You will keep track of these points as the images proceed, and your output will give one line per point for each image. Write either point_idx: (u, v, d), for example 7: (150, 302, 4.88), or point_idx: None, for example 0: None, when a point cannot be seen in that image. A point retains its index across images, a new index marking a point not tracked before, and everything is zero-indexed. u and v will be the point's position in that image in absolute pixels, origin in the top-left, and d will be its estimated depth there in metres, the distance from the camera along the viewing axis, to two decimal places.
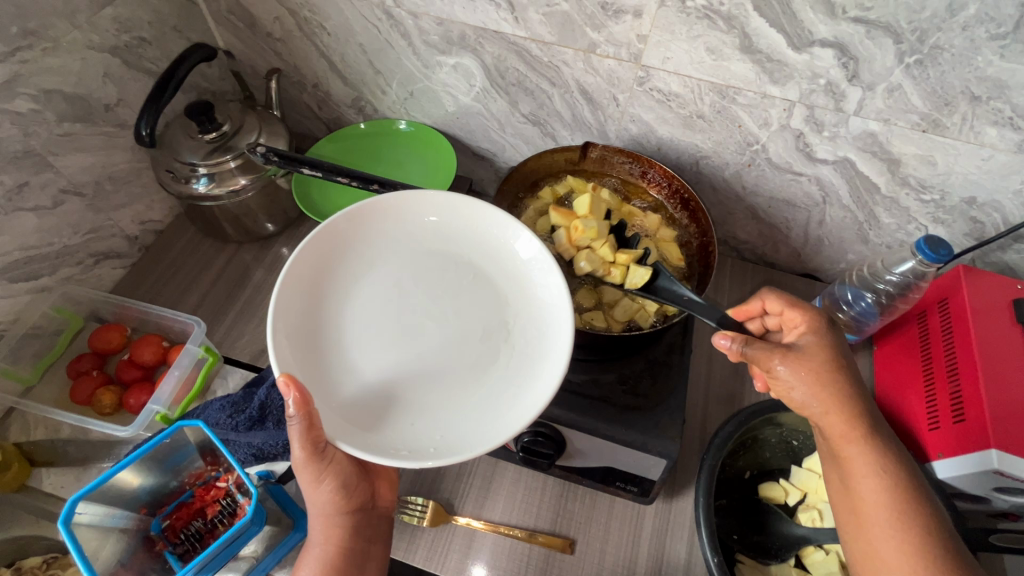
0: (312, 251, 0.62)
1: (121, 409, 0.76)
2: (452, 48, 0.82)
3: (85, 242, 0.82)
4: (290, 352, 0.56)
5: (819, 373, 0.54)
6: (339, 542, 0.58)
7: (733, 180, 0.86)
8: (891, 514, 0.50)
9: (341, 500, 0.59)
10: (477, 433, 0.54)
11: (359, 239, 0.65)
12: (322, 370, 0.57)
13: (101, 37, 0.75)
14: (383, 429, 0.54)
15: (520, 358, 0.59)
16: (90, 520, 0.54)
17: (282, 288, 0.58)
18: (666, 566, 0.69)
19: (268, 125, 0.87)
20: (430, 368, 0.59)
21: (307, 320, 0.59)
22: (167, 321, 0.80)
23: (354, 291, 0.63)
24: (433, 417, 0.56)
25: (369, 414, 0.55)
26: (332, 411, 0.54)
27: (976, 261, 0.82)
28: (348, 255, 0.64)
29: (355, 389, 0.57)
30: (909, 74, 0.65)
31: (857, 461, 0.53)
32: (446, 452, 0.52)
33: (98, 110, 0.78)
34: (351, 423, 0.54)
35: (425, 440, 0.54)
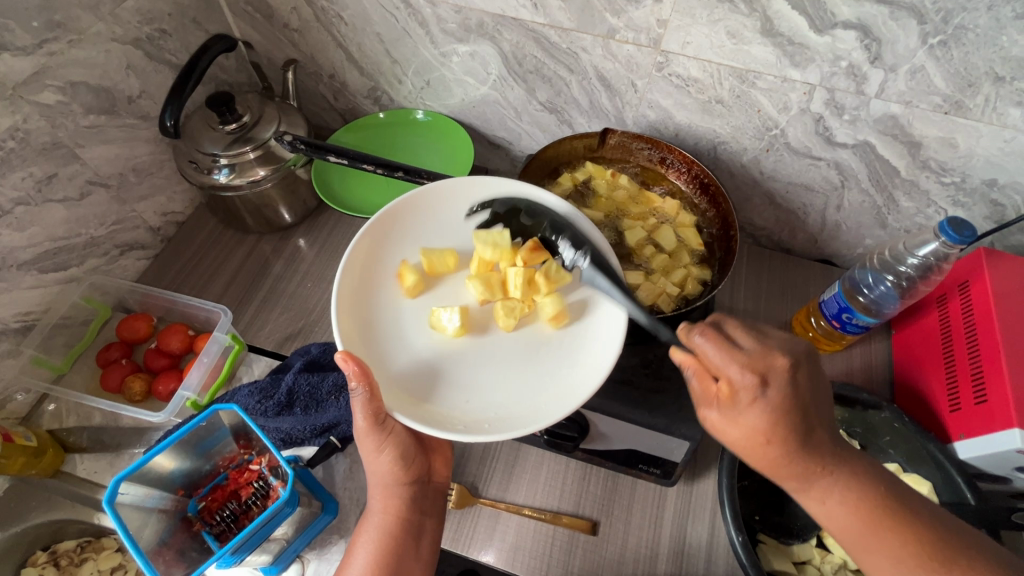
0: (372, 233, 0.65)
1: (150, 397, 0.77)
2: (469, 35, 0.83)
3: (111, 233, 0.83)
4: (351, 328, 0.59)
5: (761, 440, 0.51)
6: (397, 512, 0.59)
7: (751, 166, 0.86)
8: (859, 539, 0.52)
9: (400, 471, 0.60)
10: (530, 411, 0.57)
11: (415, 219, 0.68)
12: (381, 346, 0.60)
13: (124, 29, 0.75)
14: (440, 404, 0.57)
15: (571, 336, 0.61)
16: (131, 501, 0.56)
17: (343, 268, 0.62)
18: (688, 546, 0.70)
19: (286, 116, 0.88)
20: (482, 346, 0.61)
21: (365, 298, 0.62)
22: (193, 310, 0.82)
23: (409, 272, 0.65)
24: (487, 393, 0.58)
25: (426, 389, 0.58)
26: (391, 385, 0.57)
27: (995, 244, 0.82)
28: (402, 237, 0.67)
29: (412, 364, 0.59)
30: (933, 55, 0.64)
31: (812, 507, 0.54)
32: (500, 429, 0.55)
33: (122, 102, 0.79)
34: (410, 397, 0.57)
35: (480, 415, 0.56)
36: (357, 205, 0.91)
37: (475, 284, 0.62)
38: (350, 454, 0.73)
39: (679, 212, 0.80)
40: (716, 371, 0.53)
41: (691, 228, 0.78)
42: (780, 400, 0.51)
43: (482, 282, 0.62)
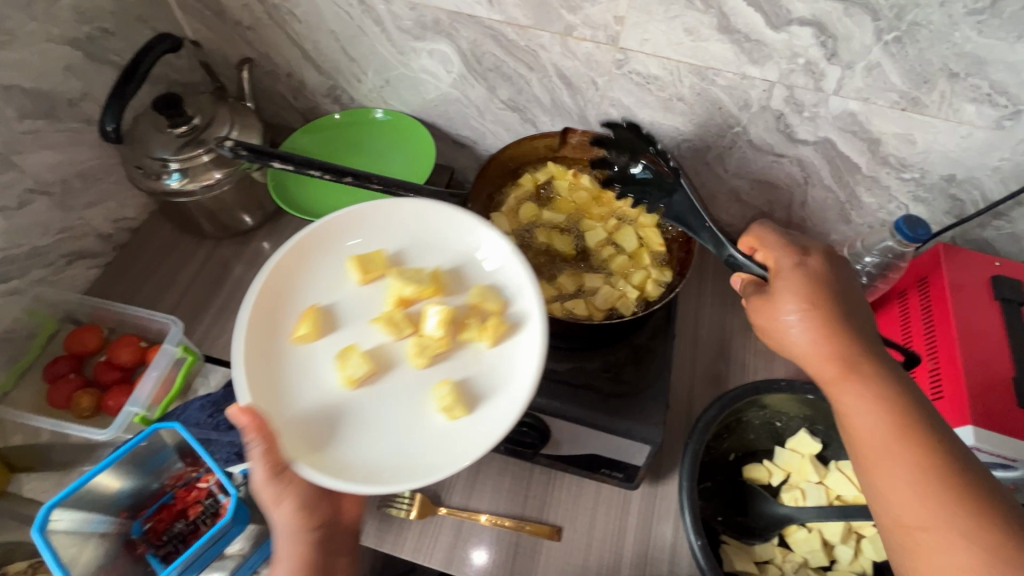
0: (285, 263, 0.63)
1: (101, 412, 0.75)
2: (426, 33, 0.80)
3: (56, 241, 0.80)
4: (256, 368, 0.57)
5: (814, 306, 0.53)
6: (307, 560, 0.56)
7: (715, 163, 0.85)
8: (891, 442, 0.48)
9: (306, 516, 0.56)
10: (440, 455, 0.55)
11: (334, 244, 0.66)
12: (288, 386, 0.58)
13: (61, 29, 0.72)
14: (343, 448, 0.55)
15: (487, 373, 0.59)
16: (65, 527, 0.55)
17: (250, 304, 0.60)
18: (652, 549, 0.70)
19: (240, 117, 0.85)
20: (394, 384, 0.59)
21: (274, 334, 0.60)
22: (145, 321, 0.79)
23: (322, 303, 0.63)
24: (394, 436, 0.56)
25: (331, 432, 0.55)
26: (293, 430, 0.55)
27: (956, 239, 0.82)
28: (318, 266, 0.65)
29: (321, 403, 0.57)
30: (888, 52, 0.64)
31: (850, 398, 0.51)
32: (407, 478, 0.53)
33: (62, 105, 0.75)
34: (312, 443, 0.55)
35: (384, 462, 0.54)
36: (315, 209, 0.88)
37: (385, 322, 0.60)
38: None
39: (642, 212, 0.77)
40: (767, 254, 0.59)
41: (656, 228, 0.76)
42: (827, 276, 0.55)
43: (391, 320, 0.60)
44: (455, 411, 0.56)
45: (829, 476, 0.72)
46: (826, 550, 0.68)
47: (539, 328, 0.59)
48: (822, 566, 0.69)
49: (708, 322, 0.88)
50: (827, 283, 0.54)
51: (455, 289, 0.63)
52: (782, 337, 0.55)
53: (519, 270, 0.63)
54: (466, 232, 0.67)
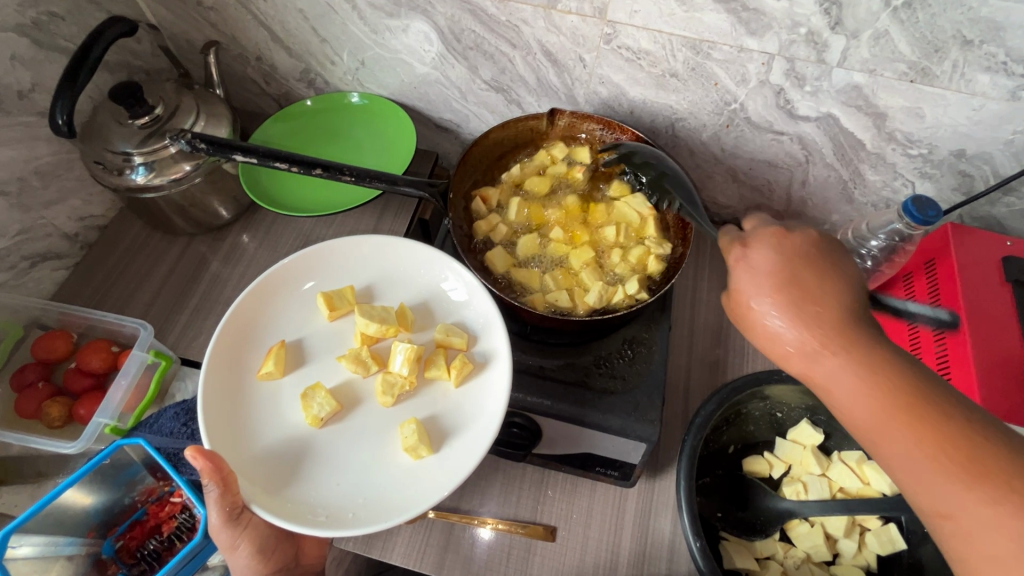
0: (253, 299, 0.63)
1: (72, 422, 0.71)
2: (400, 10, 0.75)
3: (16, 243, 0.76)
4: (218, 409, 0.56)
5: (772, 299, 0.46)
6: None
7: (711, 142, 0.80)
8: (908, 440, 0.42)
9: (259, 563, 0.57)
10: (402, 492, 0.54)
11: (301, 281, 0.66)
12: (252, 425, 0.57)
13: (2, 15, 0.67)
14: (307, 489, 0.54)
15: (452, 411, 0.59)
16: (26, 553, 0.54)
17: (215, 341, 0.59)
18: (650, 547, 0.68)
19: (207, 105, 0.80)
20: (360, 421, 0.58)
21: (237, 372, 0.59)
22: (115, 325, 0.75)
23: (289, 340, 0.63)
24: (356, 475, 0.55)
25: (294, 473, 0.55)
26: (254, 471, 0.54)
27: (963, 217, 0.78)
28: (285, 302, 0.65)
29: (282, 441, 0.56)
30: (897, 19, 0.59)
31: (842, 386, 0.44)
32: (366, 519, 0.52)
33: (11, 98, 0.70)
34: (271, 485, 0.53)
35: (347, 502, 0.53)
36: (294, 202, 0.84)
37: (351, 360, 0.60)
38: None
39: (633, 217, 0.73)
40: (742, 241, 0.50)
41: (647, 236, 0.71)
42: (776, 255, 0.47)
43: (357, 358, 0.60)
44: (418, 450, 0.55)
45: (832, 467, 0.70)
46: (828, 544, 0.66)
47: (505, 365, 0.59)
48: (825, 560, 0.67)
49: (705, 309, 0.85)
50: (780, 267, 0.47)
51: (421, 328, 0.64)
52: (755, 332, 0.47)
53: (484, 306, 0.64)
54: (432, 269, 0.67)
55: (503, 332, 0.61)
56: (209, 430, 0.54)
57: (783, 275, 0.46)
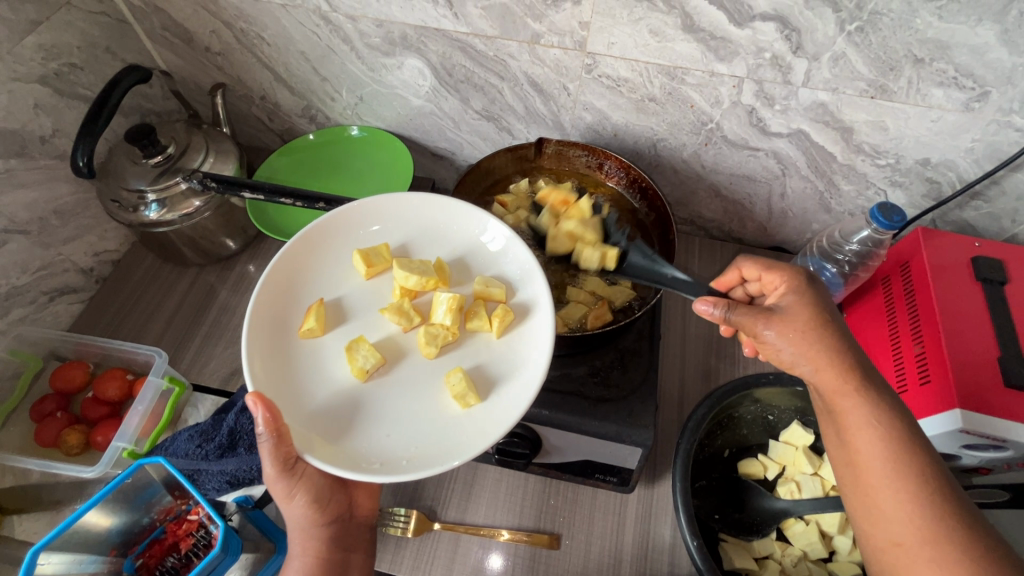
0: (289, 261, 0.63)
1: (89, 449, 0.74)
2: (395, 49, 0.80)
3: (36, 279, 0.79)
4: (264, 365, 0.57)
5: (805, 331, 0.52)
6: (317, 552, 0.59)
7: (692, 160, 0.85)
8: (887, 467, 0.48)
9: (316, 513, 0.59)
10: (452, 439, 0.55)
11: (335, 243, 0.66)
12: (298, 383, 0.58)
13: (27, 67, 0.72)
14: (359, 440, 0.55)
15: (496, 360, 0.60)
16: (54, 569, 0.57)
17: (257, 299, 0.60)
18: (652, 550, 0.70)
19: (215, 143, 0.85)
20: (405, 374, 0.59)
21: (280, 330, 0.60)
22: (130, 353, 0.79)
23: (328, 299, 0.63)
24: (404, 426, 0.56)
25: (346, 425, 0.55)
26: (304, 424, 0.55)
27: (936, 221, 0.83)
28: (322, 263, 0.65)
29: (329, 397, 0.57)
30: (852, 42, 0.64)
31: (853, 418, 0.50)
32: (420, 465, 0.53)
33: (34, 143, 0.75)
34: (324, 434, 0.54)
35: (400, 451, 0.54)
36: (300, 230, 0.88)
37: (394, 312, 0.61)
38: None
39: (607, 287, 0.73)
40: (758, 276, 0.60)
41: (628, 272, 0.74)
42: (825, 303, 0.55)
43: (400, 310, 0.61)
44: (466, 398, 0.56)
45: (824, 466, 0.71)
46: (824, 542, 0.68)
47: (547, 311, 0.61)
48: (822, 558, 0.68)
49: (696, 317, 0.88)
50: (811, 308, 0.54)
51: (459, 282, 0.65)
52: (762, 348, 0.55)
53: (521, 257, 0.65)
54: (469, 225, 0.69)
55: (542, 280, 0.63)
56: (258, 383, 0.55)
57: (820, 315, 0.53)
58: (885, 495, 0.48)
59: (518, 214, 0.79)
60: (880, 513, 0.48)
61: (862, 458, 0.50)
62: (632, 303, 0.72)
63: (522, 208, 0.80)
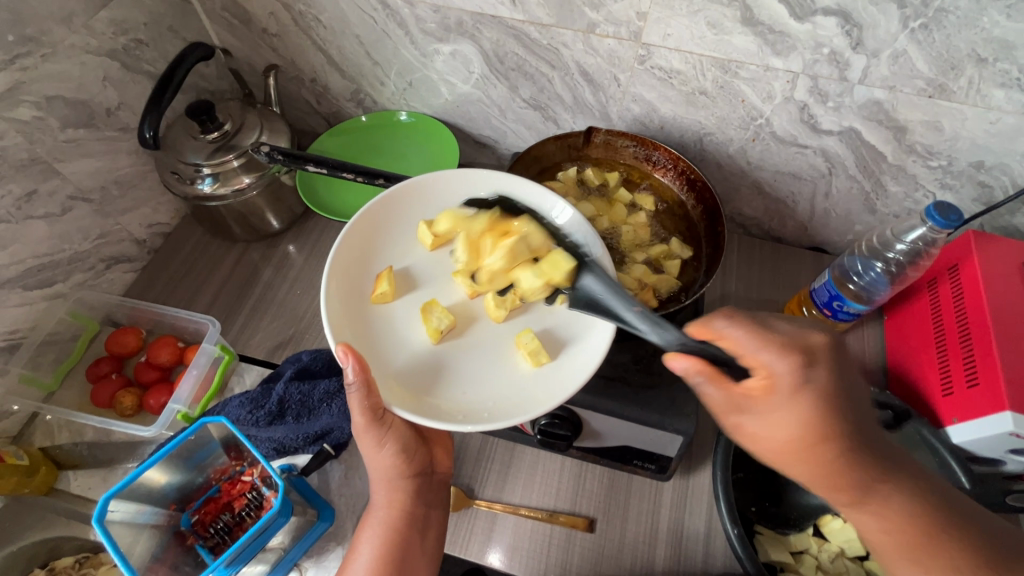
0: (357, 232, 0.65)
1: (142, 411, 0.77)
2: (449, 35, 0.82)
3: (96, 246, 0.82)
4: (342, 327, 0.59)
5: (797, 443, 0.48)
6: (403, 503, 0.60)
7: (738, 156, 0.85)
8: (907, 569, 0.48)
9: (403, 464, 0.60)
10: (527, 393, 0.57)
11: (398, 214, 0.67)
12: (377, 343, 0.59)
13: (99, 41, 0.75)
14: (438, 395, 0.57)
15: (562, 324, 0.61)
16: (120, 518, 0.59)
17: (330, 267, 0.61)
18: (685, 539, 0.70)
19: (269, 123, 0.87)
20: (475, 337, 0.61)
21: (352, 295, 0.62)
22: (182, 321, 0.81)
23: (396, 268, 0.65)
24: (479, 382, 0.58)
25: (424, 381, 0.58)
26: (385, 380, 0.57)
27: (985, 226, 0.82)
28: (388, 233, 0.66)
29: (405, 357, 0.59)
30: (914, 39, 0.64)
31: (861, 519, 0.50)
32: (500, 416, 0.55)
33: (101, 114, 0.78)
34: (405, 390, 0.57)
35: (478, 405, 0.56)
36: (345, 211, 0.90)
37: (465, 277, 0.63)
38: (344, 460, 0.74)
39: (654, 275, 0.73)
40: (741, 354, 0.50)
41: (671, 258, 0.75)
42: (831, 398, 0.48)
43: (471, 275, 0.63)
44: (539, 356, 0.58)
45: None
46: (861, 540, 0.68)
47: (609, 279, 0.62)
48: (858, 555, 0.68)
49: None
50: (808, 417, 0.47)
51: None
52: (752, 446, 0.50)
53: None
54: None
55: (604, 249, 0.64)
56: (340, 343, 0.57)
57: (817, 425, 0.47)
58: None
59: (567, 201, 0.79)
60: None
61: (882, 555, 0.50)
62: (677, 290, 0.72)
63: (569, 194, 0.80)
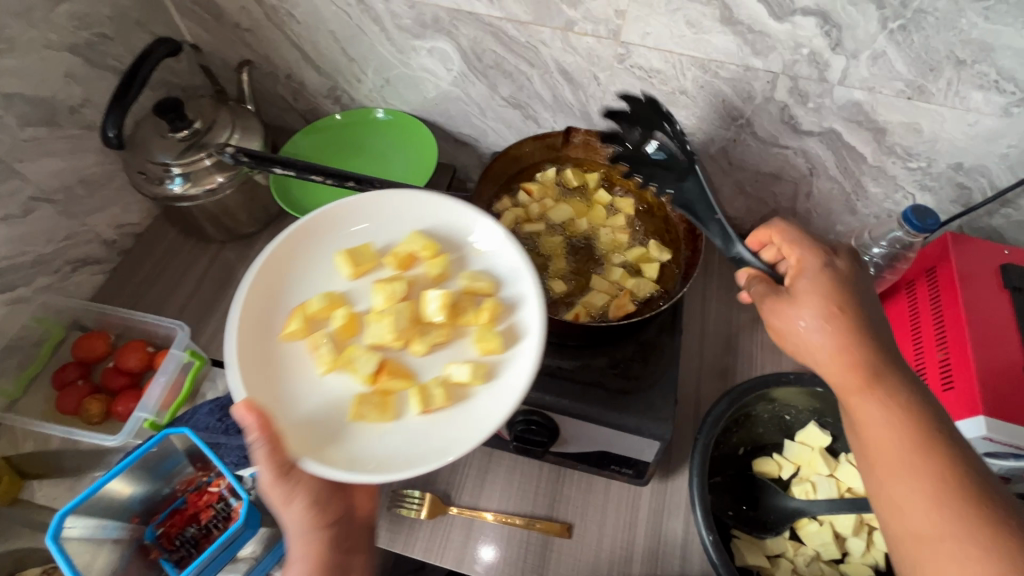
0: (270, 269, 0.63)
1: (110, 418, 0.75)
2: (426, 32, 0.80)
3: (61, 249, 0.80)
4: (251, 373, 0.57)
5: (826, 319, 0.52)
6: (319, 556, 0.57)
7: (719, 156, 0.84)
8: (904, 461, 0.46)
9: (315, 516, 0.57)
10: (444, 436, 0.55)
11: (315, 246, 0.66)
12: (291, 387, 0.58)
13: (60, 36, 0.72)
14: (352, 442, 0.55)
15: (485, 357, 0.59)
16: (79, 534, 0.58)
17: (239, 308, 0.59)
18: (663, 545, 0.70)
19: (241, 120, 0.84)
20: None
21: (264, 335, 0.60)
22: (152, 326, 0.79)
23: None
24: (395, 424, 0.56)
25: (337, 427, 0.56)
26: (295, 429, 0.55)
27: (964, 227, 0.82)
28: (305, 267, 0.65)
29: (318, 400, 0.57)
30: (893, 40, 0.63)
31: (865, 410, 0.50)
32: (413, 464, 0.53)
33: (63, 112, 0.75)
34: (317, 438, 0.55)
35: (392, 452, 0.54)
36: (320, 211, 0.88)
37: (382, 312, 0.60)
38: None
39: (631, 279, 0.72)
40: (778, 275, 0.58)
41: (649, 260, 0.74)
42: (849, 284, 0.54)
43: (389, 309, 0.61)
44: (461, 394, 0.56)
45: (839, 468, 0.72)
46: (837, 543, 0.68)
47: (535, 306, 0.60)
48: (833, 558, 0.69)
49: (715, 315, 0.88)
50: (830, 290, 0.54)
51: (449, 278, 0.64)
52: (795, 342, 0.54)
53: (510, 252, 0.64)
54: (457, 219, 0.67)
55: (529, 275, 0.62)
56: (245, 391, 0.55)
57: (834, 300, 0.53)
58: (903, 491, 0.46)
59: (544, 203, 0.78)
60: (894, 502, 0.46)
61: (879, 451, 0.48)
62: (654, 294, 0.71)
63: (547, 196, 0.79)
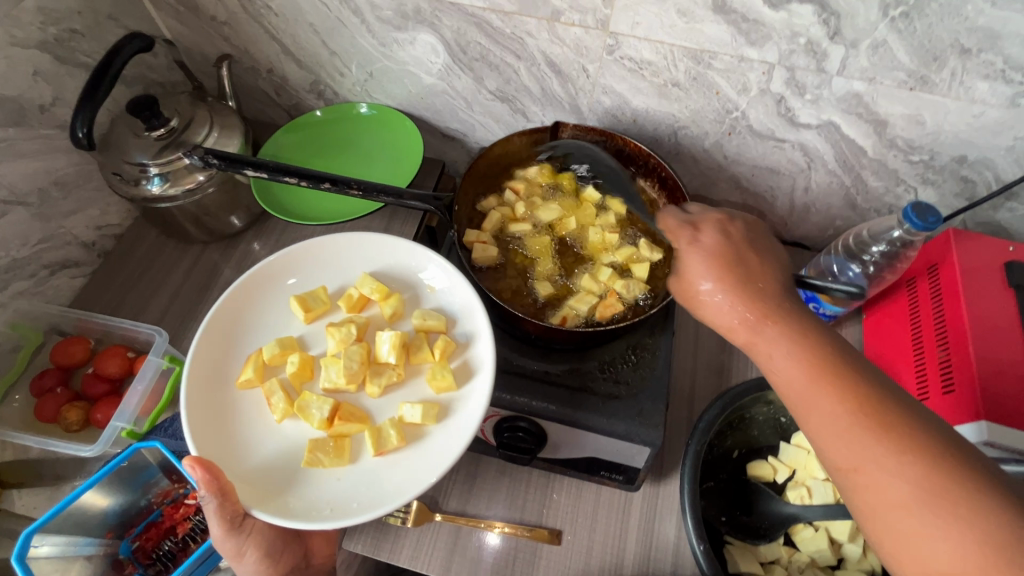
0: (224, 316, 0.63)
1: (89, 426, 0.73)
2: (408, 23, 0.77)
3: (36, 252, 0.78)
4: (203, 423, 0.56)
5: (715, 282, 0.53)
6: None
7: (714, 150, 0.81)
8: (811, 389, 0.47)
9: (268, 568, 0.57)
10: (400, 476, 0.55)
11: (268, 291, 0.66)
12: (247, 435, 0.57)
13: (26, 32, 0.69)
14: (308, 487, 0.55)
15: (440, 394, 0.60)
16: (48, 552, 0.57)
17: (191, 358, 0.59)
18: (655, 552, 0.68)
19: (219, 117, 0.82)
20: None
21: (217, 383, 0.60)
22: (131, 331, 0.78)
23: None
24: (351, 466, 0.56)
25: (293, 473, 0.55)
26: (249, 479, 0.54)
27: (967, 222, 0.79)
28: (258, 313, 0.65)
29: (274, 447, 0.57)
30: (895, 28, 0.60)
31: (769, 349, 0.50)
32: (370, 507, 0.53)
33: (33, 112, 0.73)
34: (271, 486, 0.55)
35: (347, 496, 0.54)
36: (303, 210, 0.86)
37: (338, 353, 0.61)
38: None
39: (620, 279, 0.69)
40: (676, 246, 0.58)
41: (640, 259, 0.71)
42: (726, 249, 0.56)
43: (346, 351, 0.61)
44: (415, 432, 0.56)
45: None
46: (832, 549, 0.67)
47: (487, 341, 0.61)
48: (829, 564, 0.68)
49: None
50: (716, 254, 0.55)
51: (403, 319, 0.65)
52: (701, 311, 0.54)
53: (463, 291, 0.65)
54: (408, 259, 0.69)
55: (482, 312, 0.63)
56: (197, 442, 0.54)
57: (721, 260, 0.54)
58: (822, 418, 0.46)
59: (531, 202, 0.76)
60: (816, 430, 0.47)
61: (789, 388, 0.49)
62: (644, 295, 0.69)
63: (534, 194, 0.77)
